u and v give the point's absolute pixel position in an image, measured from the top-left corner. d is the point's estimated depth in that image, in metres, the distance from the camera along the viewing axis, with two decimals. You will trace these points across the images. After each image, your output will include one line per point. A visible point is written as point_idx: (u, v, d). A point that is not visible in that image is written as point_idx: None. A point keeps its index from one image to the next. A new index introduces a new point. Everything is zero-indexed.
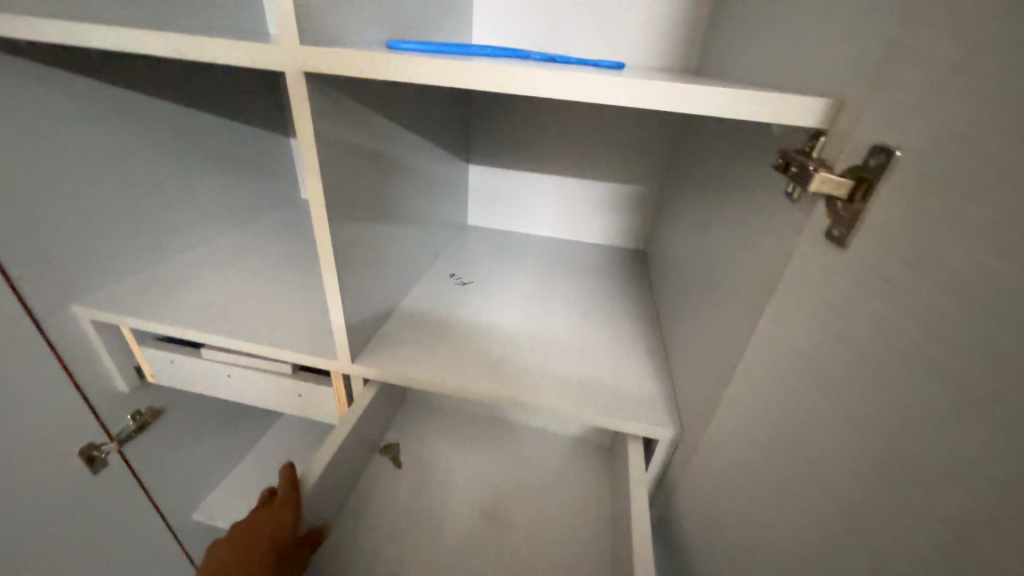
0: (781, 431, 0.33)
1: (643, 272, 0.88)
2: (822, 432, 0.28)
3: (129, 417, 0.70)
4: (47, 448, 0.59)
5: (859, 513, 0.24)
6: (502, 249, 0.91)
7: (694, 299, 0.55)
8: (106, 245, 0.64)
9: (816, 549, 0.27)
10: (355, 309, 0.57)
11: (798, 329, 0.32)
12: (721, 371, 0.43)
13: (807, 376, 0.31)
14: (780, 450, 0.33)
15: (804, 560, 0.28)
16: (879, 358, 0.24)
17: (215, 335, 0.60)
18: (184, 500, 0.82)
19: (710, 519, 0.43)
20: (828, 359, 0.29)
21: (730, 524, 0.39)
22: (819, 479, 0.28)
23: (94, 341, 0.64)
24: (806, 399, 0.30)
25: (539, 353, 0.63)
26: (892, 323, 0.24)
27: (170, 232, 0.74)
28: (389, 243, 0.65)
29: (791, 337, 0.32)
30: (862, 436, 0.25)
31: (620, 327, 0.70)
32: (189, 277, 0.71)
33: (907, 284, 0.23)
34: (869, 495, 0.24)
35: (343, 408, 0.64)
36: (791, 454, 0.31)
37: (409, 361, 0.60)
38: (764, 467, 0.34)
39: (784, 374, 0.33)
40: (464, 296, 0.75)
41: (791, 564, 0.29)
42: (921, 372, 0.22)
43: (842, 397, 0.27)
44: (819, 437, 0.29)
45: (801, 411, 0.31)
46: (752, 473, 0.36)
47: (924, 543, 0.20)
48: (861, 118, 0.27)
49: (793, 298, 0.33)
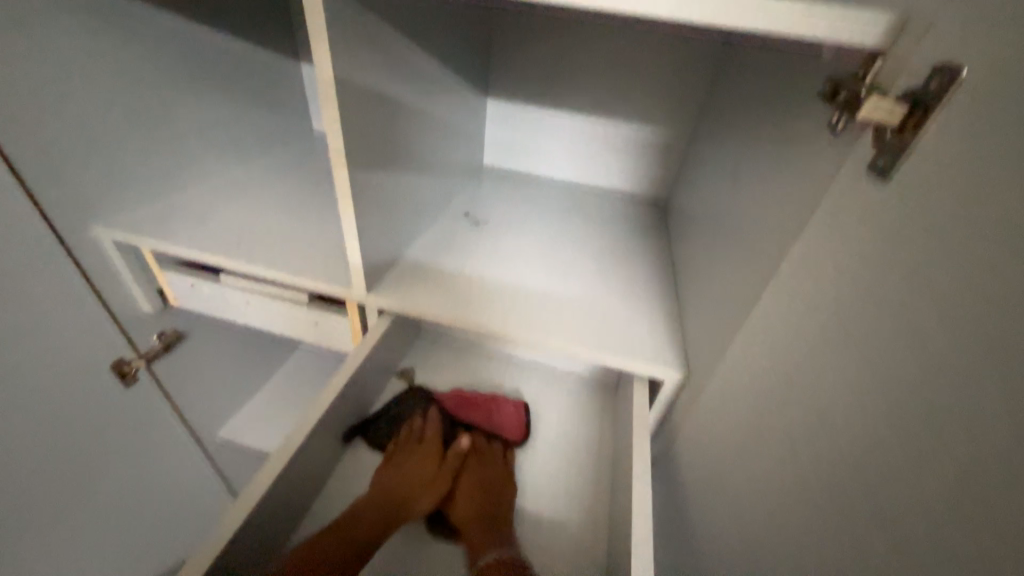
0: (788, 384, 0.34)
1: (661, 223, 0.85)
2: (826, 394, 0.30)
3: (155, 336, 0.73)
4: (76, 356, 0.62)
5: (868, 479, 0.26)
6: (519, 191, 0.89)
7: (714, 245, 0.54)
8: (127, 164, 0.64)
9: (819, 498, 0.30)
10: (370, 239, 0.57)
11: (820, 271, 0.31)
12: (734, 313, 0.43)
13: (820, 334, 0.31)
14: (790, 406, 0.34)
15: (811, 512, 0.31)
16: (893, 322, 0.25)
17: (234, 261, 0.61)
18: (208, 416, 0.88)
19: (715, 468, 0.44)
20: (845, 309, 0.29)
21: (738, 470, 0.40)
22: (824, 435, 0.30)
23: (117, 260, 0.65)
24: (810, 355, 0.32)
25: (549, 299, 0.63)
26: (914, 284, 0.24)
27: (188, 156, 0.73)
28: (405, 175, 0.64)
29: (816, 275, 0.32)
30: (867, 405, 0.27)
31: (638, 276, 0.69)
32: (206, 202, 0.71)
33: (946, 218, 0.23)
34: (880, 467, 0.26)
35: (357, 336, 0.65)
36: (799, 408, 0.33)
37: (422, 295, 0.61)
38: (768, 414, 0.36)
39: (802, 319, 0.33)
40: (477, 237, 0.74)
41: (795, 509, 0.32)
42: (938, 351, 0.22)
43: (852, 359, 0.28)
44: (824, 397, 0.30)
45: (805, 372, 0.32)
46: (758, 424, 0.38)
47: (932, 512, 0.23)
48: (922, 41, 0.25)
49: (818, 242, 0.32)
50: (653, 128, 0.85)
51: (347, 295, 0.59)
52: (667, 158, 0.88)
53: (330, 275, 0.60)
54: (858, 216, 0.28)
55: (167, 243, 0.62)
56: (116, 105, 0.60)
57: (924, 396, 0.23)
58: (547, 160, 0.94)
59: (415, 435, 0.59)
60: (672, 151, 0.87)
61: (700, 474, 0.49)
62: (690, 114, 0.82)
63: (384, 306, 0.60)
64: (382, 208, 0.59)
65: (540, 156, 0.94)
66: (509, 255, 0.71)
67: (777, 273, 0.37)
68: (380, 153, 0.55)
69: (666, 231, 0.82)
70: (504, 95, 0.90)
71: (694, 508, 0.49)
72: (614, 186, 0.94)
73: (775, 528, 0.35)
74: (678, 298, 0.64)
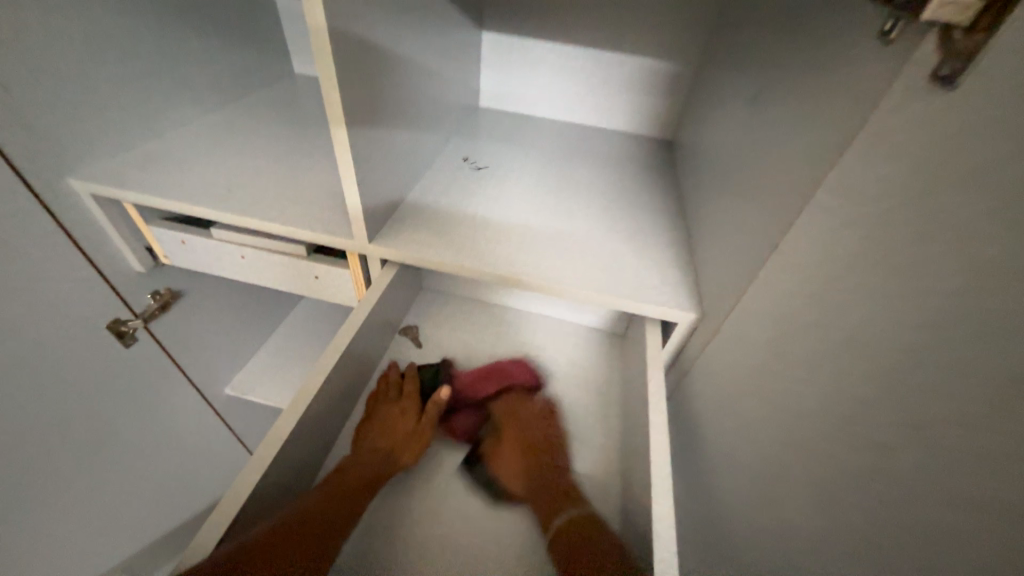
0: (824, 318, 0.34)
1: (669, 164, 0.82)
2: (877, 324, 0.29)
3: (150, 296, 0.71)
4: (70, 316, 0.60)
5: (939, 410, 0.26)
6: (519, 133, 0.84)
7: (731, 181, 0.52)
8: (99, 110, 0.59)
9: (876, 430, 0.30)
10: (369, 184, 0.54)
11: (858, 200, 0.30)
12: (754, 251, 0.42)
13: (862, 263, 0.30)
14: (827, 341, 0.34)
15: (865, 444, 0.31)
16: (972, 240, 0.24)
17: (227, 213, 0.58)
18: (212, 374, 0.88)
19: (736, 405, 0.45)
20: (898, 235, 0.28)
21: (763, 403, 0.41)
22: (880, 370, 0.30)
23: (99, 216, 0.62)
24: (852, 287, 0.31)
25: (557, 243, 0.61)
26: (1000, 195, 0.23)
27: (162, 101, 0.67)
28: (402, 115, 0.59)
29: (857, 204, 0.30)
30: (938, 335, 0.26)
31: (650, 219, 0.67)
32: (187, 151, 0.66)
33: None
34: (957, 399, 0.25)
35: (360, 288, 0.64)
36: (840, 342, 0.32)
37: (427, 243, 0.59)
38: (800, 350, 0.36)
39: (836, 252, 0.32)
40: (479, 181, 0.71)
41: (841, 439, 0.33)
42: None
43: (911, 288, 0.27)
44: (877, 330, 0.30)
45: (844, 303, 0.32)
46: (788, 360, 0.37)
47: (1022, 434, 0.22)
48: None
49: (857, 166, 0.30)
50: (663, 59, 0.80)
51: (349, 246, 0.57)
52: (675, 93, 0.83)
53: (329, 225, 0.57)
54: (919, 130, 0.26)
55: (152, 197, 0.58)
56: (84, 45, 0.54)
57: (1015, 320, 0.22)
58: (546, 98, 0.89)
59: (392, 391, 0.58)
60: (681, 85, 0.82)
61: (714, 411, 0.50)
62: (702, 42, 0.77)
63: (389, 256, 0.58)
64: (380, 151, 0.55)
65: (540, 94, 0.88)
66: (513, 199, 0.68)
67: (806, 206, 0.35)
68: (376, 89, 0.51)
69: (673, 172, 0.79)
70: (501, 25, 0.82)
71: (710, 442, 0.51)
72: (620, 126, 0.89)
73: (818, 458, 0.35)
74: (688, 239, 0.63)
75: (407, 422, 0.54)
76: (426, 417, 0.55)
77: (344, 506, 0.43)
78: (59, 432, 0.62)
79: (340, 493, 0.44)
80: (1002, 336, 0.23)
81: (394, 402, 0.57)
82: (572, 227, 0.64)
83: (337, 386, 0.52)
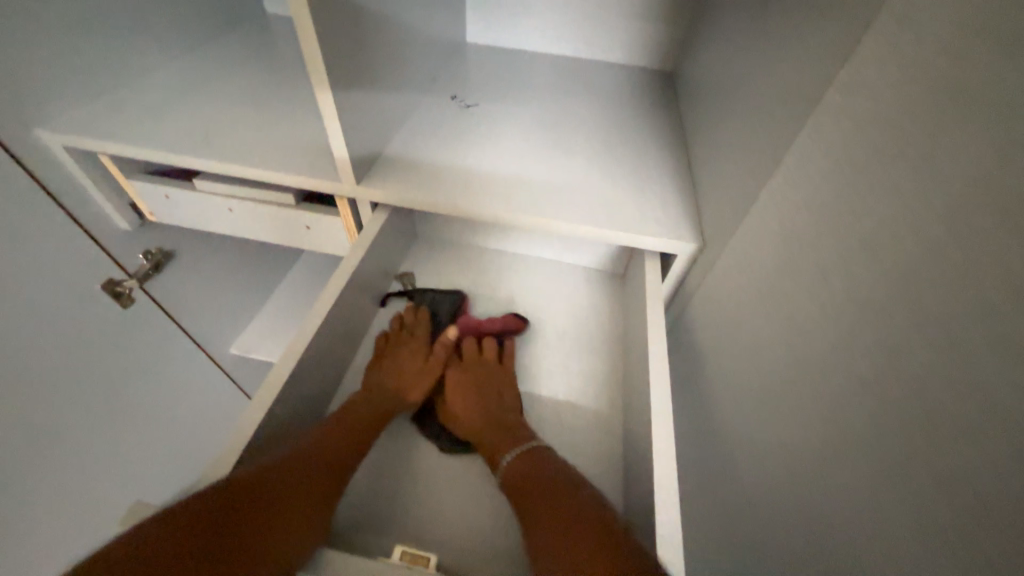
0: (834, 229, 0.32)
1: (671, 95, 0.77)
2: (883, 226, 0.28)
3: (141, 255, 0.69)
4: (62, 277, 0.59)
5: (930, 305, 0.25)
6: (511, 68, 0.79)
7: (737, 100, 0.49)
8: (60, 55, 0.55)
9: (865, 336, 0.30)
10: (353, 121, 0.51)
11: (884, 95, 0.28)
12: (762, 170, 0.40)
13: (880, 163, 0.28)
14: (833, 253, 0.32)
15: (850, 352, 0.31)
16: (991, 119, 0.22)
17: (208, 161, 0.55)
18: (215, 334, 0.88)
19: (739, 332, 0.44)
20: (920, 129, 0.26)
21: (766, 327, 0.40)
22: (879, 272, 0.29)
23: (76, 170, 0.60)
24: (865, 191, 0.30)
25: (553, 179, 0.58)
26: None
27: (126, 44, 0.62)
28: (385, 45, 0.55)
29: (881, 100, 0.28)
30: (943, 227, 0.25)
31: (651, 152, 0.64)
32: (160, 98, 0.63)
33: None
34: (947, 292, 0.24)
35: (352, 235, 0.62)
36: (845, 250, 0.31)
37: (419, 184, 0.56)
38: (806, 266, 0.35)
39: (857, 157, 0.30)
40: (469, 119, 0.67)
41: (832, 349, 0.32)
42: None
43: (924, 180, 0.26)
44: (883, 232, 0.28)
45: (856, 209, 0.30)
46: (794, 277, 0.37)
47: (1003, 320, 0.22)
48: None
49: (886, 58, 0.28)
50: None
51: (338, 189, 0.55)
52: (676, 15, 0.77)
53: (315, 168, 0.55)
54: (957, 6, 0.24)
55: (128, 147, 0.55)
56: None
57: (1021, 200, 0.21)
58: (538, 28, 0.82)
59: (404, 333, 0.58)
60: (685, 7, 0.76)
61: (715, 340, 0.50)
62: None
63: (381, 200, 0.56)
64: (362, 84, 0.52)
65: (531, 24, 0.82)
66: (506, 136, 0.64)
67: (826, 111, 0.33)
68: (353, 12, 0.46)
69: (674, 103, 0.75)
70: None
71: (711, 373, 0.51)
72: (618, 56, 0.84)
73: (807, 371, 0.35)
74: (691, 171, 0.60)
75: (416, 362, 0.55)
76: (433, 359, 0.55)
77: (348, 444, 0.44)
78: (66, 392, 0.63)
79: (344, 429, 0.45)
80: (1002, 217, 0.22)
81: (407, 343, 0.57)
82: (569, 162, 0.61)
83: (336, 330, 0.52)
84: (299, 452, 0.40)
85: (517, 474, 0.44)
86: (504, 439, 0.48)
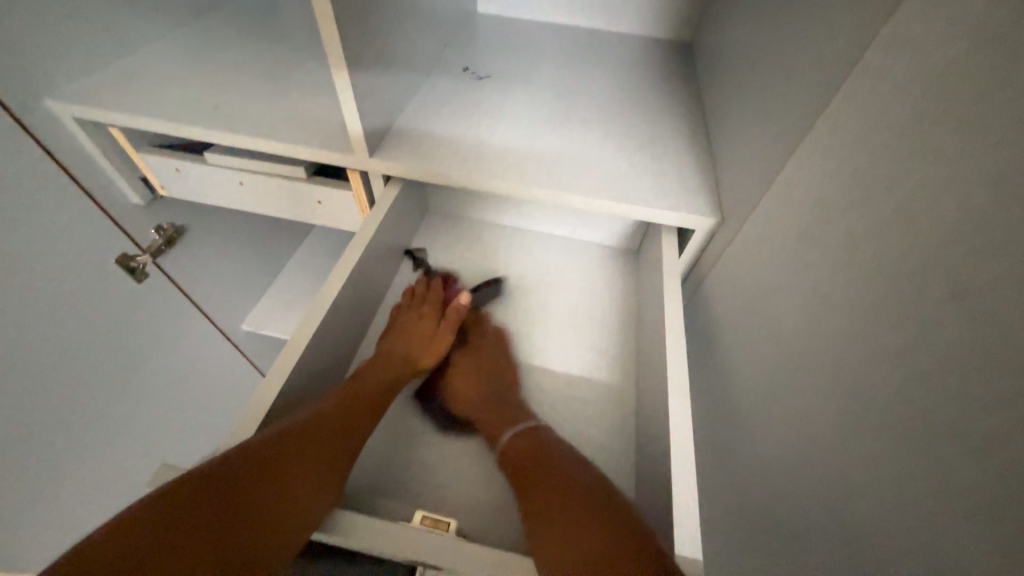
0: (863, 199, 0.31)
1: (690, 66, 0.75)
2: (916, 195, 0.27)
3: (153, 231, 0.70)
4: (76, 251, 0.60)
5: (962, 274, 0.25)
6: (524, 39, 0.77)
7: (762, 68, 0.47)
8: (65, 23, 0.54)
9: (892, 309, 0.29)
10: (364, 90, 0.49)
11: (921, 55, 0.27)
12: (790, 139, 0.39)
13: (913, 129, 0.27)
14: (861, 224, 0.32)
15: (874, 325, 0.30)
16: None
17: (219, 133, 0.54)
18: (226, 310, 0.89)
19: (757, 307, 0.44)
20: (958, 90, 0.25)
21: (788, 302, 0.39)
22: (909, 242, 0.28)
23: (87, 144, 0.59)
24: (898, 158, 0.28)
25: (569, 153, 0.57)
26: None
27: (131, 13, 0.61)
28: (394, 12, 0.53)
29: (917, 61, 0.27)
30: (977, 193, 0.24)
31: (669, 125, 0.62)
32: (166, 68, 0.62)
33: None
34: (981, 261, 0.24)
35: (364, 210, 0.62)
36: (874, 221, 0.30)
37: (431, 155, 0.55)
38: (831, 238, 0.34)
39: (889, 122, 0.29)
40: (481, 91, 0.65)
41: (857, 324, 0.32)
42: None
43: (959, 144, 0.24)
44: (917, 200, 0.27)
45: (886, 178, 0.29)
46: (818, 251, 0.36)
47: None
48: None
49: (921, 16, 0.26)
50: None
51: (348, 161, 0.54)
52: None
53: (325, 139, 0.54)
54: None
55: (137, 117, 0.55)
56: None
57: None
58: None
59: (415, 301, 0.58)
60: None
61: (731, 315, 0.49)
62: None
63: (392, 171, 0.55)
64: (373, 52, 0.50)
65: None
66: (521, 108, 0.63)
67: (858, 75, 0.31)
68: None
69: (693, 75, 0.72)
70: None
71: (727, 350, 0.51)
72: (635, 26, 0.81)
73: (828, 347, 0.35)
74: (711, 146, 0.58)
75: (427, 325, 0.55)
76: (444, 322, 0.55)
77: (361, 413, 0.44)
78: (81, 364, 0.64)
79: (358, 398, 0.45)
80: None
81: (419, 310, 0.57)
82: (585, 134, 0.59)
83: (347, 304, 0.52)
84: (313, 421, 0.40)
85: (518, 452, 0.45)
86: (500, 421, 0.49)
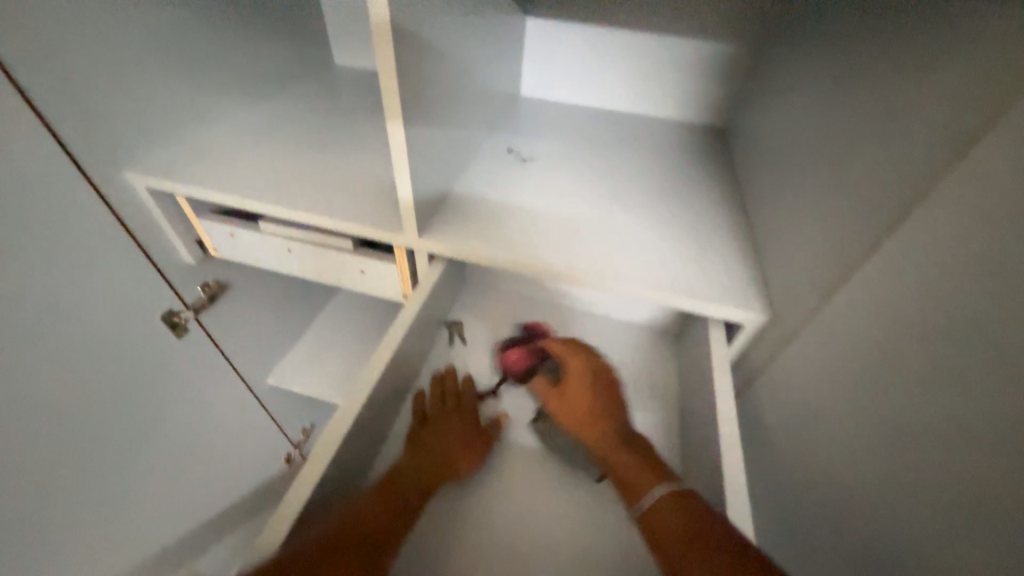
0: (951, 323, 0.30)
1: (726, 152, 0.77)
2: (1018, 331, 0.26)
3: (199, 287, 0.72)
4: (126, 307, 0.62)
5: None
6: (563, 123, 0.81)
7: (809, 170, 0.48)
8: (153, 104, 0.59)
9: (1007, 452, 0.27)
10: (418, 175, 0.52)
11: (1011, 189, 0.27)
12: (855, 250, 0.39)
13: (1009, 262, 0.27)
14: (954, 350, 0.30)
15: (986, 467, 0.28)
16: None
17: (278, 208, 0.57)
18: (255, 364, 0.89)
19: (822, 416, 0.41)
20: None
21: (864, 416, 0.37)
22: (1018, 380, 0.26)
23: (153, 208, 0.63)
24: (991, 288, 0.28)
25: (612, 238, 0.58)
26: None
27: (209, 94, 0.67)
28: (449, 104, 0.57)
29: (1007, 195, 0.27)
30: None
31: (709, 212, 0.63)
32: (234, 143, 0.66)
33: None
34: None
35: (405, 282, 0.63)
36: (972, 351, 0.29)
37: (476, 237, 0.57)
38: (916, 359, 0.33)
39: (977, 249, 0.29)
40: (525, 174, 0.68)
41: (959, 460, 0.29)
42: None
43: None
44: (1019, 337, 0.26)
45: (981, 306, 0.28)
46: (901, 369, 0.34)
47: None
48: None
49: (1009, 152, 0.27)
50: (721, 41, 0.75)
51: (398, 241, 0.56)
52: (730, 78, 0.78)
53: (378, 219, 0.57)
54: None
55: (204, 190, 0.59)
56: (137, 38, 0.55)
57: None
58: (592, 86, 0.85)
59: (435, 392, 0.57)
60: (738, 68, 0.77)
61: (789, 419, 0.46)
62: (765, 22, 0.71)
63: (438, 250, 0.56)
64: (429, 140, 0.53)
65: (585, 83, 0.85)
66: (563, 191, 0.65)
67: (935, 197, 0.32)
68: (426, 73, 0.49)
69: (730, 162, 0.74)
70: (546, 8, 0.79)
71: (784, 454, 0.47)
72: (670, 113, 0.85)
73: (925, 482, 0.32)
74: (755, 236, 0.58)
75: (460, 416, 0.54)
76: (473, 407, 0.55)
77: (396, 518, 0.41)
78: (111, 417, 0.63)
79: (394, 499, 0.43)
80: None
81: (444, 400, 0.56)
82: (625, 219, 0.60)
83: (386, 381, 0.51)
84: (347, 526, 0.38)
85: (671, 524, 0.39)
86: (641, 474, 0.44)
